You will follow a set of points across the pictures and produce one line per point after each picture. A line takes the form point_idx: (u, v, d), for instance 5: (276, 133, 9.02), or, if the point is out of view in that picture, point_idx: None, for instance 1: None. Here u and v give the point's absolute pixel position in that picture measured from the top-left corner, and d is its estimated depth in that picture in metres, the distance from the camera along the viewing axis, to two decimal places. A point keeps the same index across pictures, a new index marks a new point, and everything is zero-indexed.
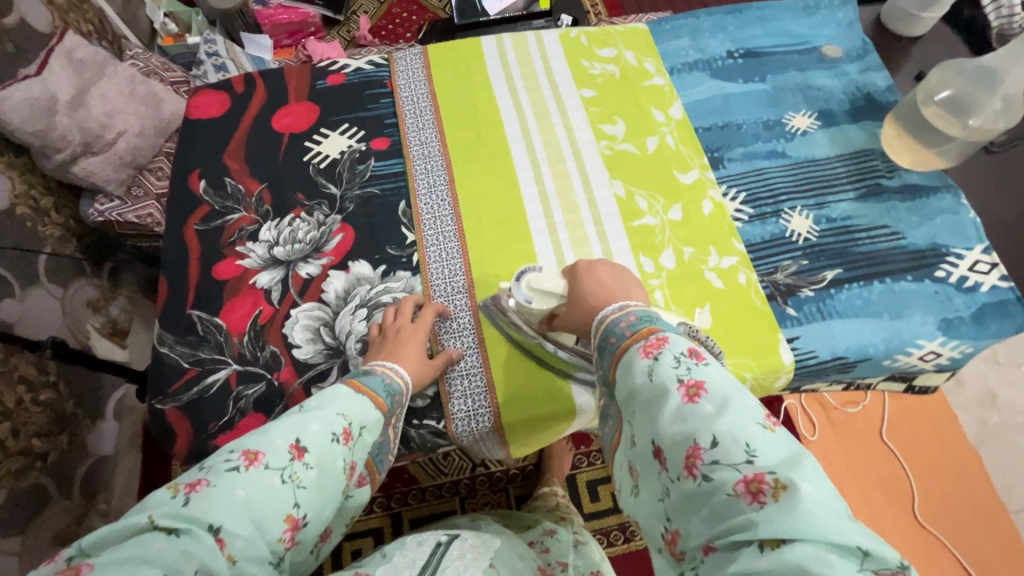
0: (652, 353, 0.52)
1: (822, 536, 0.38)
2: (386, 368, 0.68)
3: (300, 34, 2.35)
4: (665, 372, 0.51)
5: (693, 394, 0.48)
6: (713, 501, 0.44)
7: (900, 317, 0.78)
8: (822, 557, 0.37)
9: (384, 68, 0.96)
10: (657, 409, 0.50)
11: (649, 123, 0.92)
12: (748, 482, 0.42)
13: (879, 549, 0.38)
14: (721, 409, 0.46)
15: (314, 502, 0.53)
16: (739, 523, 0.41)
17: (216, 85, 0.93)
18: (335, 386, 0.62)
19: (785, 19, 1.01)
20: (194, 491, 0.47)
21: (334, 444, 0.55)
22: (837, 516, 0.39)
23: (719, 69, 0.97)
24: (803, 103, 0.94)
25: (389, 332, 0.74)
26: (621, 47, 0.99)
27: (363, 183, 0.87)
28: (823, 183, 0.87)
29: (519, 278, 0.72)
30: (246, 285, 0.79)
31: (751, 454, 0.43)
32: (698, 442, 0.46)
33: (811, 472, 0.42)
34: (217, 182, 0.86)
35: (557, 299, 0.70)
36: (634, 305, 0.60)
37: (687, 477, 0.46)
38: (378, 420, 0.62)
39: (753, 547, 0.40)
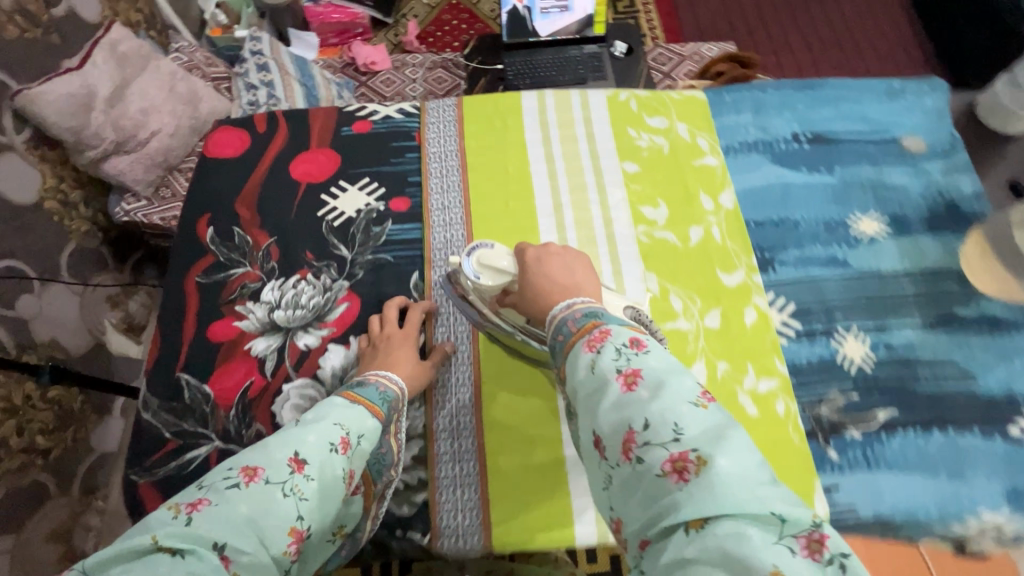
0: (593, 347, 0.51)
1: (739, 509, 0.38)
2: (384, 377, 0.67)
3: (349, 34, 2.26)
4: (606, 365, 0.49)
5: (630, 382, 0.47)
6: (643, 485, 0.43)
7: (960, 479, 0.68)
8: (739, 531, 0.37)
9: (414, 118, 0.90)
10: (598, 402, 0.48)
11: (695, 210, 0.83)
12: (674, 460, 0.42)
13: (794, 513, 0.38)
14: (655, 394, 0.46)
15: (316, 513, 0.51)
16: (666, 505, 0.41)
17: (237, 120, 0.89)
18: (331, 399, 0.61)
19: (863, 101, 0.90)
20: (197, 510, 0.45)
21: (334, 454, 0.54)
22: (754, 486, 0.39)
23: (781, 153, 0.87)
24: (873, 203, 0.83)
25: (377, 347, 0.72)
26: (673, 117, 0.90)
27: (376, 248, 0.81)
28: (890, 303, 0.77)
29: (468, 253, 0.69)
30: (240, 351, 0.74)
31: (678, 432, 0.43)
32: (632, 426, 0.45)
33: (733, 447, 0.42)
34: (225, 230, 0.81)
35: (507, 275, 0.66)
36: (581, 303, 0.57)
37: (621, 461, 0.45)
38: (376, 429, 0.60)
39: (681, 531, 0.39)
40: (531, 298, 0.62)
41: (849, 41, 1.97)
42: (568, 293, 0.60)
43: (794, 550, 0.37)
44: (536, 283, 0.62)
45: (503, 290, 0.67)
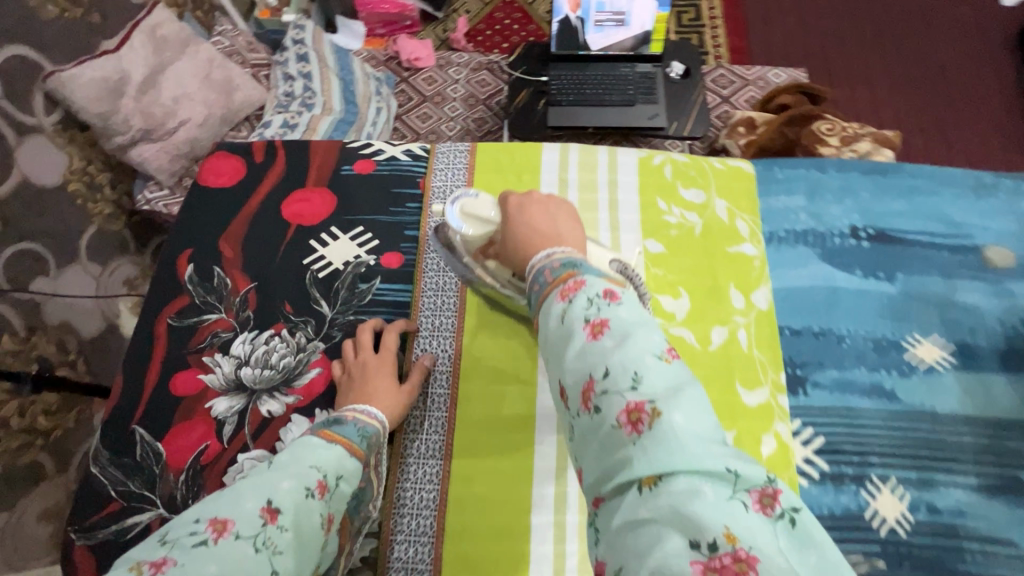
0: (566, 296, 0.45)
1: (694, 465, 0.34)
2: (364, 411, 0.60)
3: (396, 26, 2.19)
4: (575, 316, 0.44)
5: (596, 331, 0.42)
6: (599, 436, 0.39)
7: None
8: (693, 489, 0.33)
9: (421, 162, 0.82)
10: (563, 356, 0.44)
11: (722, 308, 0.72)
12: (630, 411, 0.38)
13: (748, 470, 0.34)
14: (620, 343, 0.41)
15: (294, 569, 0.45)
16: (620, 460, 0.37)
17: (235, 146, 0.83)
18: (305, 437, 0.54)
19: (942, 197, 0.77)
20: (159, 572, 0.39)
21: (310, 502, 0.48)
22: (710, 443, 0.35)
23: (833, 249, 0.75)
24: (937, 324, 0.70)
25: (344, 385, 0.66)
26: (712, 192, 0.79)
27: (360, 309, 0.74)
28: (947, 455, 0.65)
29: (452, 201, 0.69)
30: (200, 408, 0.69)
31: (637, 381, 0.39)
32: (593, 375, 0.41)
33: (692, 402, 0.37)
34: (205, 269, 0.76)
35: (489, 223, 0.67)
36: (561, 252, 0.51)
37: (581, 412, 0.41)
38: (356, 469, 0.54)
39: (634, 489, 0.35)
40: (514, 250, 0.57)
41: (936, 75, 1.78)
42: (551, 242, 0.54)
43: (747, 505, 0.33)
44: (519, 234, 0.57)
45: (487, 239, 0.67)
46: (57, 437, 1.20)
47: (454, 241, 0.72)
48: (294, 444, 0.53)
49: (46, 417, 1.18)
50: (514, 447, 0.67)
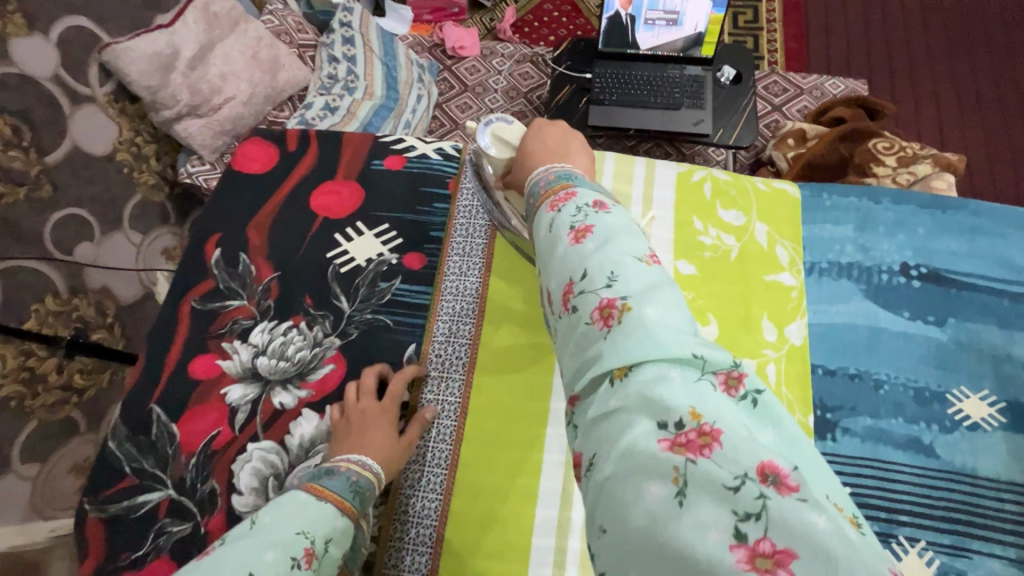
0: (556, 207, 0.45)
1: (663, 352, 0.33)
2: (355, 462, 0.59)
3: (443, 13, 2.17)
4: (562, 224, 0.44)
5: (579, 235, 0.42)
6: (575, 335, 0.39)
7: None
8: (662, 374, 0.33)
9: (452, 162, 0.81)
10: (548, 261, 0.44)
11: (754, 338, 0.68)
12: (603, 308, 0.37)
13: (713, 352, 0.34)
14: (600, 246, 0.40)
15: None
16: (593, 355, 0.36)
17: (270, 133, 0.83)
18: (293, 493, 0.54)
19: (1007, 240, 0.71)
20: None
21: (294, 573, 0.47)
22: (680, 332, 0.35)
23: (880, 287, 0.70)
24: (989, 379, 0.65)
25: (341, 427, 0.64)
26: (753, 214, 0.75)
27: (378, 307, 0.73)
28: (987, 519, 0.60)
29: (484, 124, 0.66)
30: (216, 394, 0.70)
31: (612, 280, 0.38)
32: (572, 278, 0.40)
33: (665, 296, 0.37)
34: (231, 256, 0.77)
35: (513, 151, 0.64)
36: (559, 166, 0.52)
37: (561, 313, 0.40)
38: (347, 529, 0.53)
39: (606, 382, 0.35)
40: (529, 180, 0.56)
41: (1014, 99, 1.65)
42: (557, 160, 0.54)
43: (713, 386, 0.33)
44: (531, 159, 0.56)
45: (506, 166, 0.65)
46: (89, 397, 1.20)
47: (485, 171, 0.71)
48: (281, 506, 0.52)
49: (82, 377, 1.19)
50: (516, 465, 0.64)
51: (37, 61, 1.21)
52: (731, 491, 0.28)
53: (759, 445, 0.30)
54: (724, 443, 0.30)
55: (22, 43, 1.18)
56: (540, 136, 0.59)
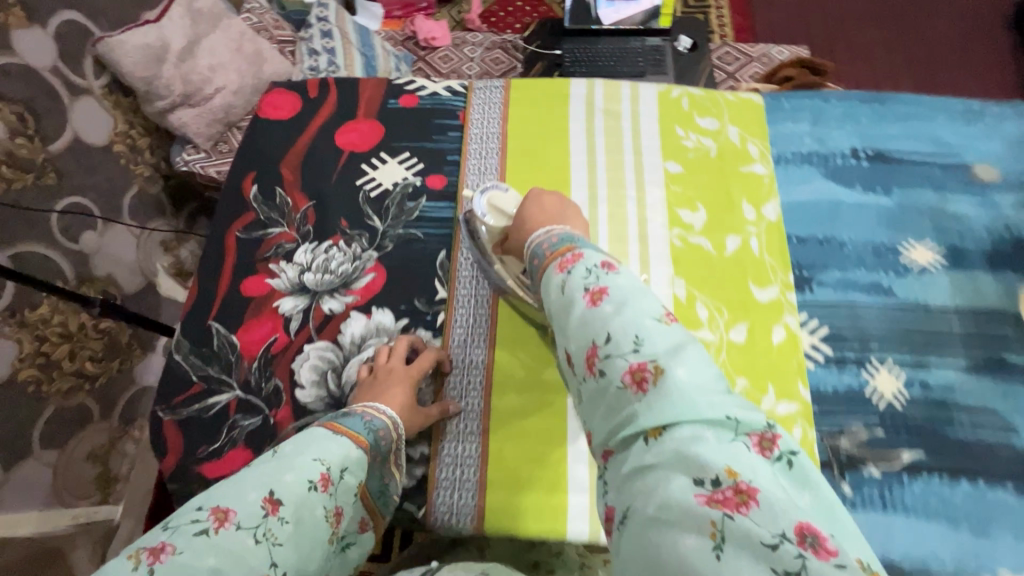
0: (565, 269, 0.51)
1: (699, 414, 0.39)
2: (376, 408, 0.65)
3: (412, 9, 2.23)
4: (575, 285, 0.50)
5: (595, 298, 0.47)
6: (607, 398, 0.44)
7: (983, 535, 0.63)
8: (697, 435, 0.38)
9: (460, 97, 0.90)
10: (565, 321, 0.49)
11: (735, 218, 0.80)
12: (633, 372, 0.42)
13: (746, 414, 0.39)
14: (618, 309, 0.46)
15: (295, 559, 0.49)
16: (627, 417, 0.42)
17: (290, 84, 0.92)
18: (314, 429, 0.58)
19: (934, 121, 0.85)
20: (157, 562, 0.43)
21: (312, 493, 0.52)
22: (711, 393, 0.40)
23: (836, 168, 0.82)
24: (930, 232, 0.78)
25: (377, 374, 0.70)
26: (726, 120, 0.87)
27: (408, 223, 0.82)
28: (939, 341, 0.72)
29: (481, 192, 0.76)
30: (268, 307, 0.77)
31: (638, 344, 0.43)
32: (595, 341, 0.46)
33: (692, 357, 0.42)
34: (267, 190, 0.84)
35: (507, 218, 0.73)
36: (559, 228, 0.58)
37: (587, 376, 0.46)
38: (360, 460, 0.58)
39: (641, 440, 0.40)
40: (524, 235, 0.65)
41: (936, 56, 1.85)
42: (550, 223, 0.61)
43: (748, 446, 0.38)
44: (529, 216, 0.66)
45: (503, 232, 0.73)
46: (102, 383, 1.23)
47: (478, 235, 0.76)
48: (300, 439, 0.57)
49: (93, 364, 1.21)
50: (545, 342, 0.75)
51: (38, 53, 1.22)
52: (770, 548, 0.33)
53: (794, 506, 0.35)
54: (761, 503, 0.35)
55: (25, 35, 1.19)
56: (537, 197, 0.68)
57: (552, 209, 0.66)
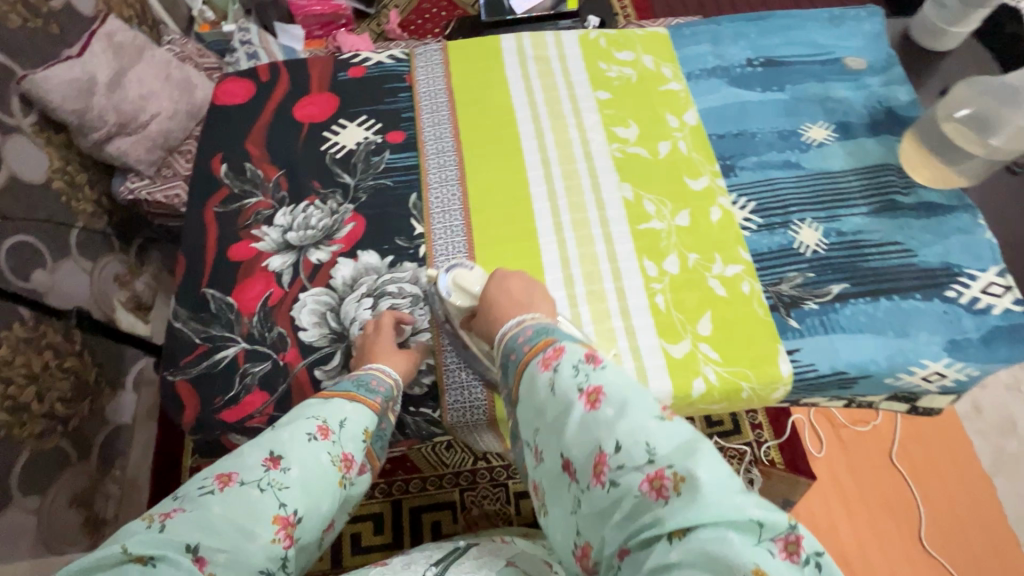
0: (551, 365, 0.57)
1: (721, 518, 0.42)
2: (367, 367, 0.71)
3: (333, 26, 2.28)
4: (567, 385, 0.55)
5: (593, 401, 0.52)
6: (622, 506, 0.47)
7: (905, 335, 0.77)
8: (720, 537, 0.41)
9: (404, 62, 0.98)
10: (567, 422, 0.53)
11: (662, 128, 0.92)
12: (652, 480, 0.46)
13: (770, 517, 0.42)
14: (620, 412, 0.51)
15: (304, 500, 0.53)
16: (648, 521, 0.45)
17: (242, 73, 0.97)
18: (306, 401, 0.64)
19: (808, 29, 1.01)
20: (169, 518, 0.47)
21: (313, 442, 0.57)
22: (730, 494, 0.43)
23: (737, 76, 0.97)
24: (821, 114, 0.93)
25: (367, 339, 0.75)
26: (640, 51, 0.99)
27: (377, 175, 0.89)
28: (841, 198, 0.86)
29: (447, 270, 0.76)
30: (258, 267, 0.82)
31: (651, 452, 0.47)
32: (603, 449, 0.50)
33: (705, 456, 0.45)
34: (237, 166, 0.89)
35: (473, 298, 0.73)
36: (532, 320, 0.64)
37: (595, 485, 0.49)
38: (354, 410, 0.64)
39: (663, 541, 0.43)
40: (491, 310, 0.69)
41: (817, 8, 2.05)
42: (522, 310, 0.67)
43: (774, 552, 0.41)
44: (497, 295, 0.70)
45: (470, 312, 0.73)
46: (75, 425, 1.16)
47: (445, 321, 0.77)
48: (294, 411, 0.62)
49: (64, 406, 1.14)
50: (524, 251, 0.84)
51: None
52: None
53: None
54: None
55: None
56: (502, 279, 0.72)
57: (519, 294, 0.69)
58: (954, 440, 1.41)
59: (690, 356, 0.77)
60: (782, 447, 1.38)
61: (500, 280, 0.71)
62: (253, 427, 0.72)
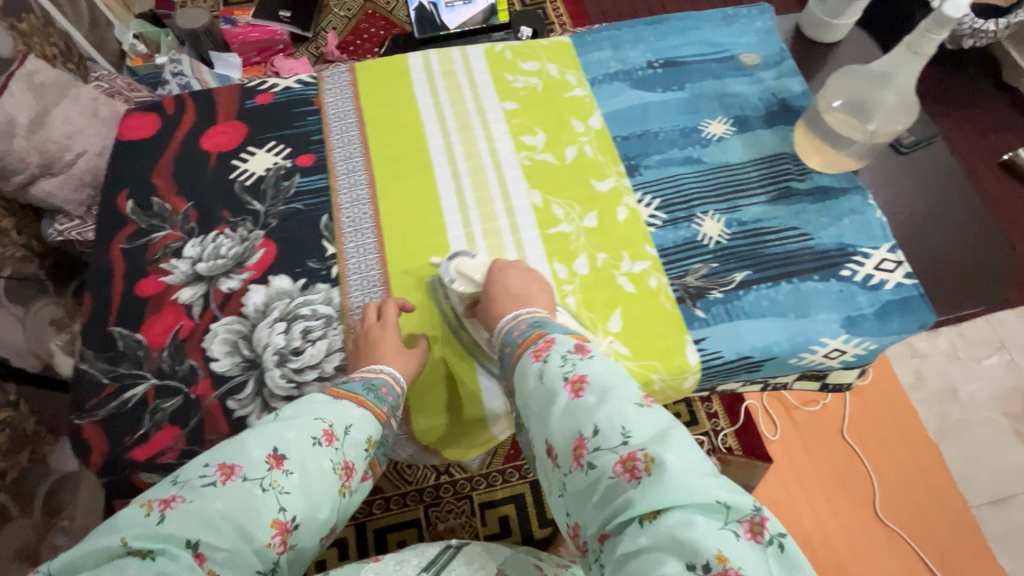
0: (541, 356, 0.61)
1: (693, 501, 0.45)
2: (376, 370, 0.70)
3: (270, 51, 2.19)
4: (553, 374, 0.58)
5: (577, 389, 0.56)
6: (599, 487, 0.50)
7: (806, 316, 0.80)
8: (688, 521, 0.44)
9: (311, 86, 0.99)
10: (553, 409, 0.56)
11: (568, 133, 0.95)
12: (626, 462, 0.49)
13: (736, 500, 0.46)
14: (600, 399, 0.54)
15: (304, 505, 0.52)
16: (622, 504, 0.48)
17: (147, 106, 0.97)
18: (314, 395, 0.63)
19: (704, 29, 1.05)
20: (169, 508, 0.48)
21: (316, 447, 0.55)
22: (701, 478, 0.46)
23: (639, 79, 1.00)
24: (719, 110, 0.97)
25: (372, 332, 0.75)
26: (544, 61, 1.02)
27: (287, 200, 0.89)
28: (740, 189, 0.90)
29: (449, 259, 0.81)
30: (168, 300, 0.81)
31: (626, 436, 0.51)
32: (583, 434, 0.53)
33: (676, 443, 0.49)
34: (144, 201, 0.89)
35: (475, 285, 0.78)
36: (527, 314, 0.69)
37: (575, 468, 0.52)
38: (362, 416, 0.62)
39: (636, 524, 0.46)
40: (492, 297, 0.74)
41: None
42: (522, 304, 0.72)
43: (739, 534, 0.45)
44: (496, 288, 0.75)
45: (472, 297, 0.78)
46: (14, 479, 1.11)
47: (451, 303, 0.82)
48: (303, 402, 0.61)
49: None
50: (437, 264, 0.85)
51: None
52: None
53: None
54: None
55: None
56: (503, 270, 0.77)
57: (517, 289, 0.74)
58: (901, 410, 1.46)
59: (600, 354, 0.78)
60: (739, 434, 1.41)
61: (500, 277, 0.75)
62: (165, 463, 0.71)
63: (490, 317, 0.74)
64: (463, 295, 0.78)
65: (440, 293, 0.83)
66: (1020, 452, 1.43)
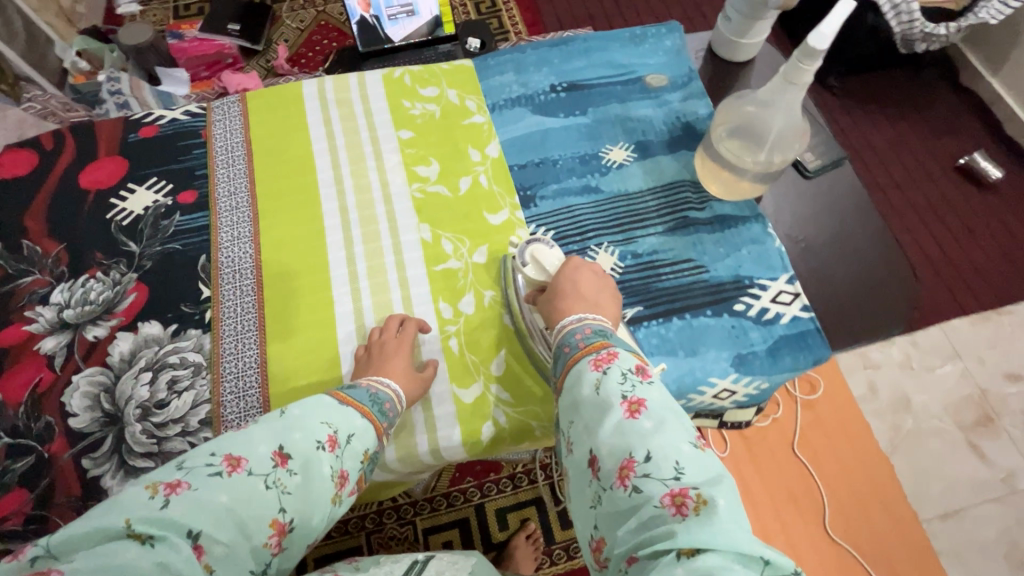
0: (601, 367, 0.59)
1: (734, 548, 0.45)
2: (381, 381, 0.69)
3: (219, 66, 1.93)
4: (611, 389, 0.57)
5: (634, 410, 0.55)
6: (641, 512, 0.50)
7: (694, 354, 0.77)
8: (727, 566, 0.44)
9: (199, 118, 0.95)
10: (602, 418, 0.56)
11: (464, 162, 0.91)
12: (675, 496, 0.49)
13: (778, 559, 0.46)
14: (657, 426, 0.54)
15: (301, 508, 0.55)
16: (663, 533, 0.48)
17: (25, 143, 0.92)
18: (320, 397, 0.64)
19: (611, 50, 1.02)
20: (174, 494, 0.50)
21: (320, 452, 0.58)
22: (747, 531, 0.47)
23: (540, 103, 0.97)
24: (621, 135, 0.94)
25: (381, 348, 0.74)
26: (444, 86, 0.99)
27: (165, 239, 0.85)
28: (637, 219, 0.87)
29: (528, 243, 0.79)
30: (29, 351, 0.77)
31: (679, 471, 0.51)
32: (633, 455, 0.52)
33: (727, 490, 0.50)
34: (13, 245, 0.85)
35: (547, 275, 0.75)
36: (592, 321, 0.66)
37: (618, 486, 0.52)
38: (365, 428, 0.63)
39: (672, 555, 0.46)
40: (555, 292, 0.71)
41: (697, 15, 2.11)
42: (592, 307, 0.68)
43: None
44: (564, 281, 0.72)
45: (541, 286, 0.76)
46: None
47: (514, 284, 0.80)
48: (310, 402, 0.62)
49: None
50: (315, 302, 0.81)
51: None
52: None
53: None
54: None
55: None
56: (576, 268, 0.73)
57: (589, 292, 0.70)
58: (854, 425, 1.41)
59: (480, 400, 0.76)
60: None
61: (573, 272, 0.72)
62: (6, 531, 0.68)
63: (550, 313, 0.70)
64: (532, 280, 0.76)
65: (510, 276, 0.81)
66: (976, 462, 1.39)
